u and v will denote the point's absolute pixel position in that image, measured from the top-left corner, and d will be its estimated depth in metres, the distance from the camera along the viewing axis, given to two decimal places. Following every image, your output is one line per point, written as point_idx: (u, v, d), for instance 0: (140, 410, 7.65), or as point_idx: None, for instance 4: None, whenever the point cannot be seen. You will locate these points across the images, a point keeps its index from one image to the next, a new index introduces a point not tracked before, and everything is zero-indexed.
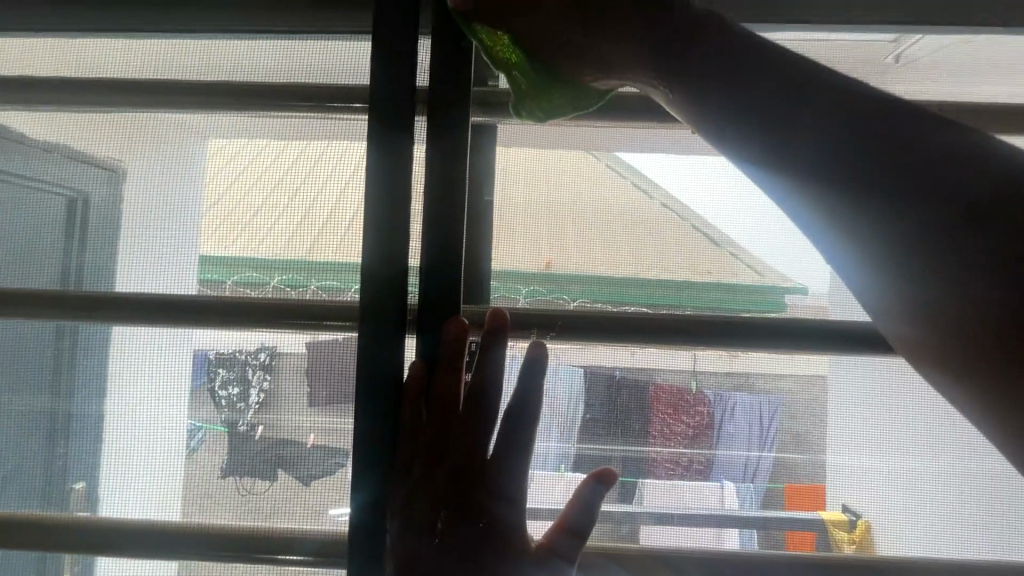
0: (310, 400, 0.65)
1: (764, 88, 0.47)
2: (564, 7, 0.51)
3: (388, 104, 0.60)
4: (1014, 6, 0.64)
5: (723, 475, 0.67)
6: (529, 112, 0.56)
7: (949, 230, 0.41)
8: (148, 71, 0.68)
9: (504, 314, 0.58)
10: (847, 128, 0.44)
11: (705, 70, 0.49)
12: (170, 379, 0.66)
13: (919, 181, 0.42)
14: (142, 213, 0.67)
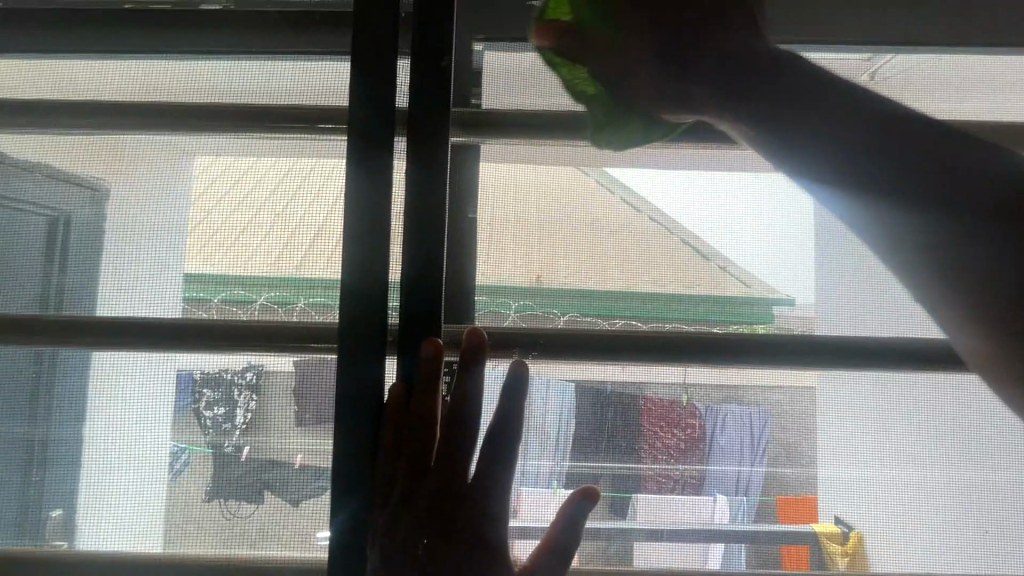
0: (298, 420, 0.64)
1: (772, 93, 0.56)
2: (635, 43, 0.56)
3: (365, 124, 0.61)
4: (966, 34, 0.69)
5: (715, 487, 0.67)
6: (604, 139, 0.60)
7: (978, 236, 0.50)
8: (138, 94, 0.68)
9: (480, 333, 0.59)
10: (870, 141, 0.53)
11: (720, 74, 0.57)
12: (154, 402, 0.65)
13: (940, 184, 0.52)
14: (126, 231, 0.66)
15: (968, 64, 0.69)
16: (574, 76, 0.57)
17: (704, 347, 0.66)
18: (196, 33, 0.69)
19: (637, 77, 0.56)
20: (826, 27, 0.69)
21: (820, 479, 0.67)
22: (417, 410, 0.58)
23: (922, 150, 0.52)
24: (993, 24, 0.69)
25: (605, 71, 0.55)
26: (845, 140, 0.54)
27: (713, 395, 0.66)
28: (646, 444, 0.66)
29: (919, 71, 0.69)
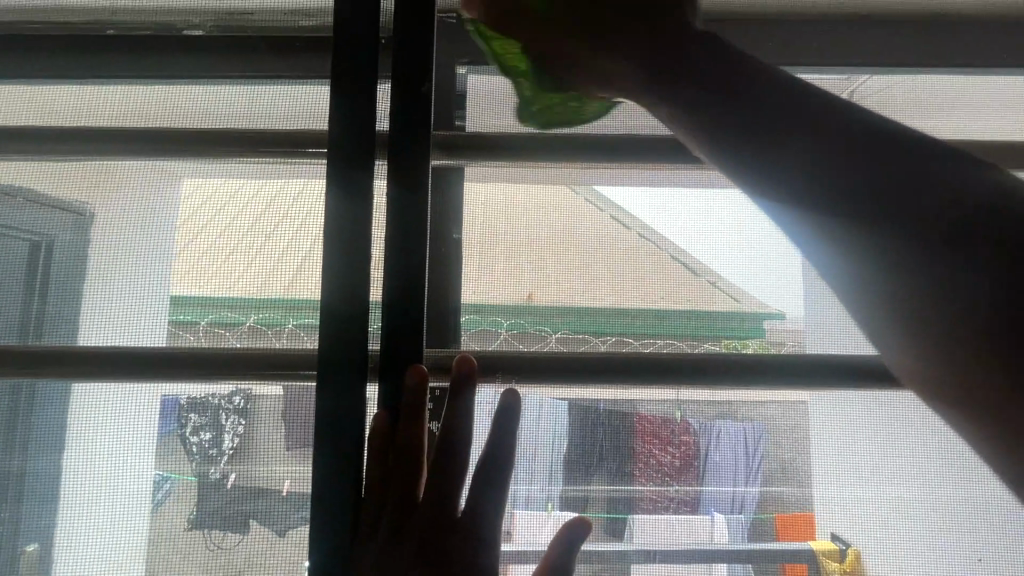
0: (288, 445, 0.63)
1: (777, 126, 0.58)
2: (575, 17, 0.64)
3: (347, 149, 0.62)
4: (935, 54, 0.71)
5: (712, 505, 0.66)
6: (529, 115, 0.69)
7: (938, 251, 0.52)
8: (122, 118, 0.68)
9: (470, 360, 0.61)
10: (860, 167, 0.56)
11: (708, 88, 0.61)
12: (137, 430, 0.64)
13: (900, 202, 0.54)
14: (109, 257, 0.65)
15: (940, 81, 0.71)
16: (505, 52, 0.66)
17: (696, 368, 0.66)
18: (181, 58, 0.69)
19: (563, 58, 0.64)
20: (803, 48, 0.71)
21: (816, 495, 0.66)
22: (406, 438, 0.59)
23: (890, 170, 0.55)
24: (958, 45, 0.72)
25: (535, 53, 0.64)
26: (835, 173, 0.56)
27: (706, 411, 0.66)
28: (641, 463, 0.66)
29: (894, 90, 0.71)
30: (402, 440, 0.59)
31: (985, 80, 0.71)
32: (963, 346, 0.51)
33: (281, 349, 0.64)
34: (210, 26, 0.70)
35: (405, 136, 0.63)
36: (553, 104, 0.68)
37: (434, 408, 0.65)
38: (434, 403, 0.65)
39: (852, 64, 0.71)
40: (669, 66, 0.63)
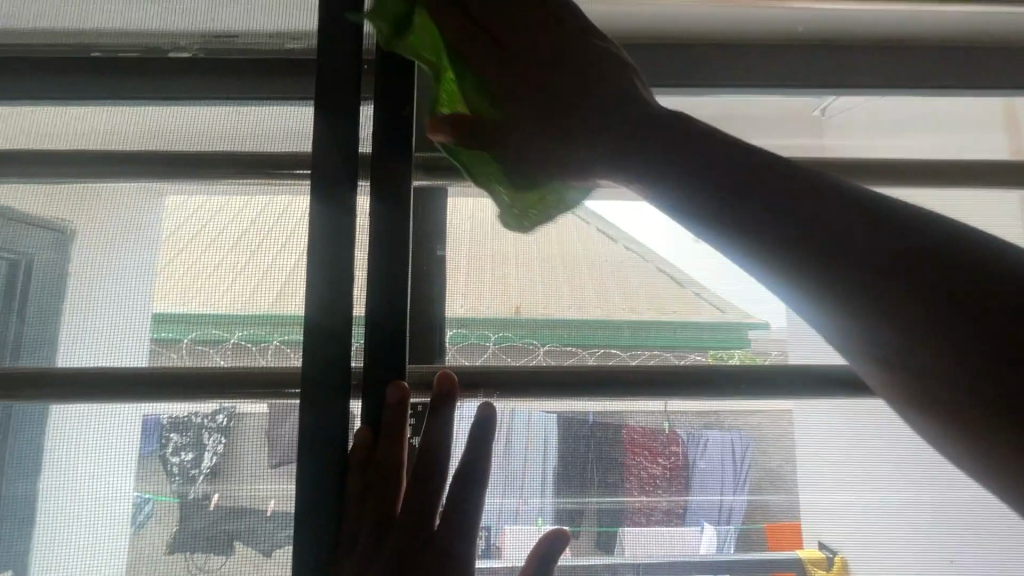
0: (273, 461, 0.62)
1: (702, 153, 0.51)
2: (534, 105, 0.53)
3: (327, 171, 0.62)
4: (901, 75, 0.75)
5: (701, 516, 0.66)
6: (520, 222, 0.57)
7: (871, 286, 0.45)
8: (103, 139, 0.68)
9: (450, 373, 0.61)
10: (733, 191, 0.50)
11: (614, 121, 0.53)
12: (117, 451, 0.62)
13: (813, 228, 0.47)
14: (90, 275, 0.64)
15: (895, 103, 0.76)
16: (469, 156, 0.55)
17: (682, 378, 0.66)
18: (165, 78, 0.69)
19: (528, 132, 0.53)
20: (776, 71, 0.75)
21: (802, 502, 0.67)
22: (386, 455, 0.59)
23: (774, 193, 0.49)
24: (918, 66, 0.76)
25: (508, 144, 0.53)
26: (785, 219, 0.48)
27: (694, 421, 0.66)
28: (630, 475, 0.65)
29: (860, 112, 0.76)
30: (382, 457, 0.59)
31: (939, 100, 0.76)
32: (979, 422, 0.43)
33: (267, 365, 0.64)
34: (197, 49, 0.70)
35: (389, 150, 0.64)
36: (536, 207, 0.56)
37: (416, 423, 0.64)
38: (416, 418, 0.64)
39: (818, 85, 0.75)
40: (611, 95, 0.53)
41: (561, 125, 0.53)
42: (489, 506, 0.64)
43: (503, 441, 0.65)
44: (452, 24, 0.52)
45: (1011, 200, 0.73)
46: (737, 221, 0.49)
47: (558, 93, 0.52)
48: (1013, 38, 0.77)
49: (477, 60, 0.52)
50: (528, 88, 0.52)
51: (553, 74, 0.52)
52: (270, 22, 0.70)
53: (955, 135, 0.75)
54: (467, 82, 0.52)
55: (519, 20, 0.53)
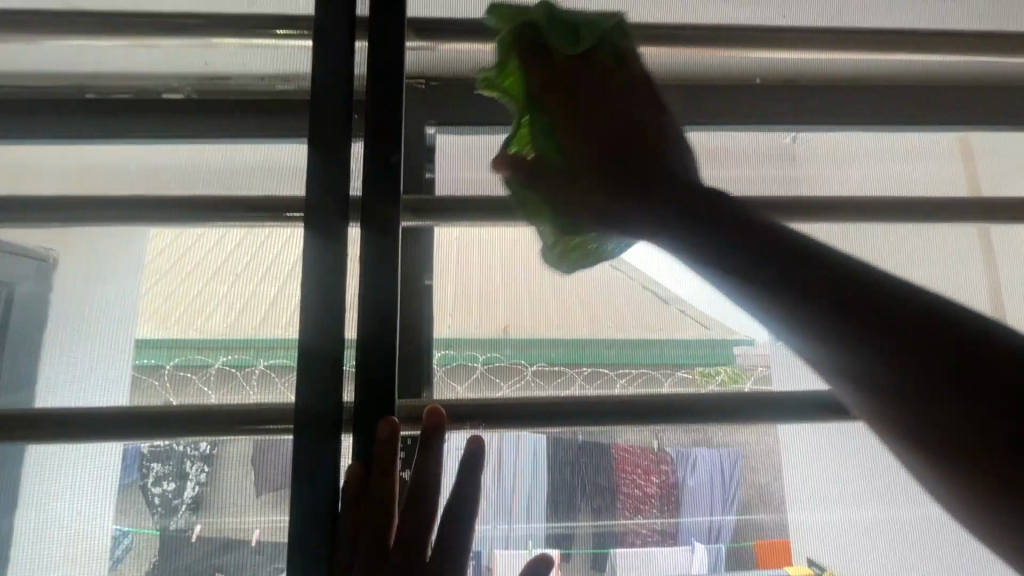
0: (258, 489, 0.61)
1: (734, 229, 0.50)
2: (594, 149, 0.56)
3: (318, 204, 0.63)
4: (866, 114, 0.79)
5: (692, 535, 0.65)
6: (568, 259, 0.61)
7: (891, 390, 0.44)
8: (89, 179, 0.68)
9: (439, 408, 0.59)
10: (764, 270, 0.48)
11: (632, 166, 0.56)
12: (96, 484, 0.60)
13: (844, 318, 0.46)
14: (72, 304, 0.63)
15: (864, 139, 0.78)
16: (526, 197, 0.59)
17: (666, 406, 0.65)
18: (155, 117, 0.70)
19: (556, 175, 0.57)
20: (751, 109, 0.79)
21: (792, 520, 0.67)
22: (378, 491, 0.57)
23: (796, 276, 0.47)
24: (876, 107, 0.79)
25: (565, 193, 0.57)
26: (821, 308, 0.46)
27: (682, 439, 0.66)
28: (621, 495, 0.65)
29: (835, 144, 0.78)
30: (373, 493, 0.57)
31: (901, 138, 0.79)
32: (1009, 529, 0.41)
33: (251, 392, 0.62)
34: (188, 90, 0.72)
35: (377, 189, 0.63)
36: (575, 248, 0.60)
37: (406, 457, 0.64)
38: (406, 452, 0.64)
39: (788, 122, 0.79)
40: (632, 154, 0.56)
41: (610, 170, 0.56)
42: (479, 532, 0.63)
43: (495, 464, 0.64)
44: (538, 75, 0.57)
45: (969, 238, 0.76)
46: (761, 289, 0.48)
47: (603, 153, 0.56)
48: (959, 85, 0.82)
49: (551, 111, 0.56)
50: (581, 150, 0.56)
51: (600, 132, 0.57)
52: (260, 66, 0.72)
53: (919, 171, 0.78)
54: (549, 140, 0.56)
55: (592, 86, 0.57)
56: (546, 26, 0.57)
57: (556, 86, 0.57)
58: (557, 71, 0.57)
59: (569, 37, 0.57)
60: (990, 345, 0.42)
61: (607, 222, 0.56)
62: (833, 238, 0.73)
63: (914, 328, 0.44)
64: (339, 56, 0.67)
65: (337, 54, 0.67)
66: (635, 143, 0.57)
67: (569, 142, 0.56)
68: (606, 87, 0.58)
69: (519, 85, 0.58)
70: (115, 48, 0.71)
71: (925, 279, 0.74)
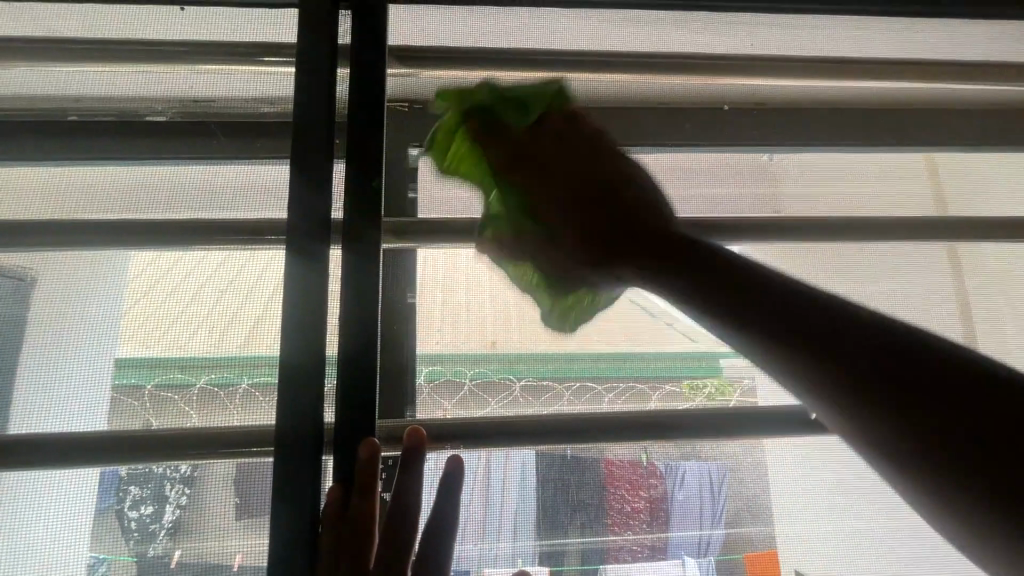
0: (241, 511, 0.59)
1: (651, 247, 0.54)
2: (562, 219, 0.57)
3: (299, 230, 0.60)
4: (834, 137, 0.82)
5: (681, 548, 0.65)
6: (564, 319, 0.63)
7: (831, 381, 0.46)
8: (68, 198, 0.66)
9: (419, 428, 0.60)
10: (680, 283, 0.53)
11: (553, 175, 0.56)
12: (72, 509, 0.58)
13: (799, 333, 0.48)
14: (49, 323, 0.62)
15: (838, 160, 0.81)
16: (523, 273, 0.62)
17: (653, 421, 0.65)
18: (137, 141, 0.69)
19: (554, 242, 0.57)
20: (727, 132, 0.81)
21: (778, 532, 0.67)
22: (357, 511, 0.56)
23: (760, 297, 0.50)
24: (848, 129, 0.83)
25: (550, 263, 0.58)
26: (819, 344, 0.47)
27: (670, 452, 0.66)
28: (612, 511, 0.65)
29: (808, 163, 0.80)
30: (352, 514, 0.56)
31: (871, 158, 0.82)
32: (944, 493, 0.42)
33: (234, 411, 0.61)
34: (172, 112, 0.71)
35: (359, 212, 0.63)
36: (569, 309, 0.62)
37: (387, 477, 0.63)
38: (386, 472, 0.63)
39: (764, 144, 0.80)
40: (614, 216, 0.56)
41: (590, 242, 0.57)
42: (467, 551, 0.62)
43: (483, 480, 0.64)
44: (501, 160, 0.56)
45: (939, 254, 0.79)
46: (699, 311, 0.52)
47: (582, 212, 0.56)
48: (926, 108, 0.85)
49: (524, 181, 0.56)
50: (562, 212, 0.57)
51: (571, 200, 0.56)
52: (244, 89, 0.71)
53: (890, 189, 0.81)
54: (518, 207, 0.57)
55: (548, 151, 0.56)
56: (505, 109, 0.56)
57: (518, 158, 0.56)
58: (517, 146, 0.56)
59: (517, 112, 0.56)
60: (936, 354, 0.44)
61: (603, 285, 0.59)
62: (807, 255, 0.76)
63: (815, 331, 0.47)
64: (321, 72, 0.64)
65: (319, 71, 0.65)
66: (599, 201, 0.56)
67: (546, 209, 0.57)
68: (568, 146, 0.57)
69: (471, 164, 0.58)
70: (103, 74, 0.71)
71: (897, 293, 0.77)
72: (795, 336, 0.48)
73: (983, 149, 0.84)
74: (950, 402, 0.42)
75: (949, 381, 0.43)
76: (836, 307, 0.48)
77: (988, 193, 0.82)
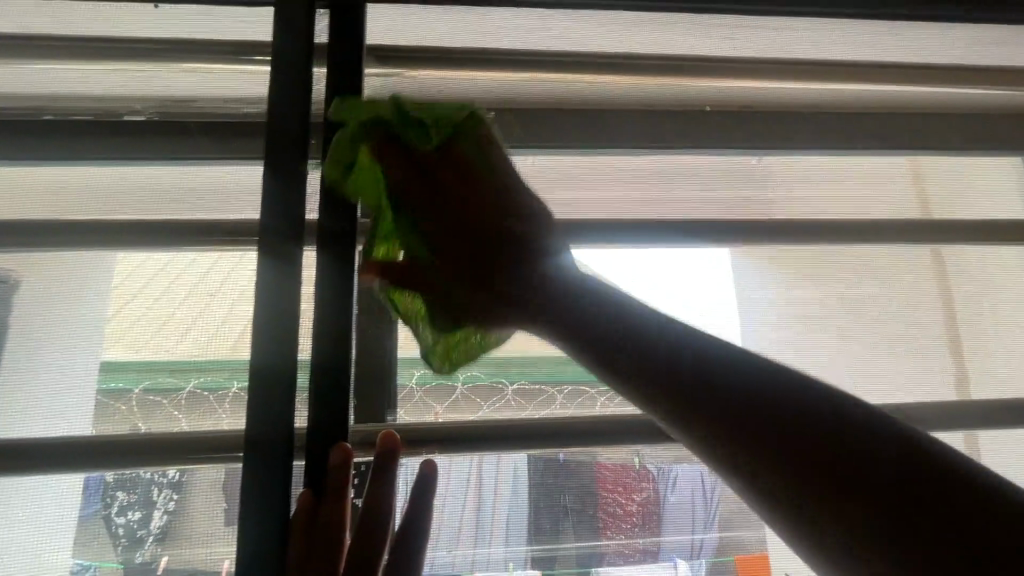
0: (228, 519, 0.58)
1: (556, 301, 0.54)
2: (451, 258, 0.56)
3: (274, 233, 0.59)
4: (826, 139, 0.81)
5: (673, 553, 0.65)
6: (439, 364, 0.58)
7: (711, 443, 0.47)
8: (56, 199, 0.65)
9: (393, 432, 0.60)
10: (583, 337, 0.53)
11: (463, 231, 0.57)
12: (57, 515, 0.57)
13: (711, 399, 0.47)
14: (34, 327, 0.61)
15: (827, 163, 0.82)
16: (405, 304, 0.58)
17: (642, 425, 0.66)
18: (125, 140, 0.67)
19: (437, 270, 0.56)
20: (721, 130, 0.80)
21: (769, 534, 0.67)
22: (328, 515, 0.55)
23: (658, 357, 0.50)
24: (837, 130, 0.82)
25: (433, 299, 0.56)
26: (708, 404, 0.47)
27: (663, 456, 0.67)
28: (604, 515, 0.65)
29: (797, 165, 0.81)
30: (323, 518, 0.55)
31: (860, 160, 0.82)
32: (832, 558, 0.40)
33: (225, 414, 0.60)
34: (153, 113, 0.69)
35: (336, 214, 0.62)
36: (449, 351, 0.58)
37: (359, 483, 0.63)
38: (360, 477, 0.63)
39: (753, 145, 0.80)
40: (504, 261, 0.56)
41: (478, 287, 0.56)
42: (459, 556, 0.62)
43: (475, 485, 0.63)
44: (401, 184, 0.55)
45: (923, 258, 0.80)
46: (603, 366, 0.52)
47: (467, 263, 0.56)
48: (917, 110, 0.85)
49: (411, 206, 0.56)
50: (447, 257, 0.56)
51: (455, 249, 0.56)
52: (234, 90, 0.71)
53: (876, 193, 0.81)
54: (403, 231, 0.56)
55: (447, 189, 0.56)
56: (400, 122, 0.56)
57: (411, 175, 0.56)
58: (415, 166, 0.56)
59: (422, 136, 0.57)
60: (851, 431, 0.43)
61: (495, 323, 0.56)
62: (793, 259, 0.77)
63: (724, 397, 0.47)
64: (298, 74, 0.65)
65: (298, 74, 0.65)
66: (485, 253, 0.57)
67: (439, 241, 0.56)
68: (471, 188, 0.57)
69: (371, 181, 0.57)
70: (90, 73, 0.70)
71: (884, 297, 0.78)
72: (726, 436, 0.46)
73: (969, 152, 0.85)
74: (886, 508, 0.39)
75: (856, 454, 0.42)
76: (769, 404, 0.45)
77: (973, 197, 0.84)
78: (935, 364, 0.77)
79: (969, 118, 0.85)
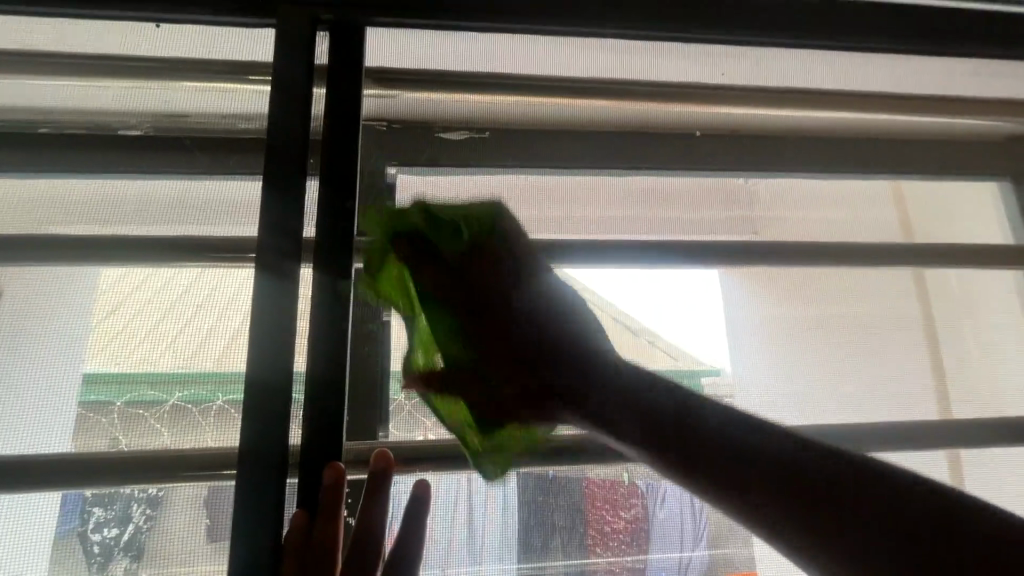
0: (209, 536, 0.56)
1: (591, 394, 0.62)
2: (480, 361, 0.62)
3: (273, 252, 0.60)
4: (808, 166, 0.84)
5: (661, 570, 0.65)
6: (493, 471, 0.62)
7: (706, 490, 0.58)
8: (43, 212, 0.65)
9: (387, 452, 0.61)
10: (650, 433, 0.60)
11: (518, 353, 0.64)
12: (32, 534, 0.56)
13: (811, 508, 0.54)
14: (17, 336, 0.60)
15: (814, 187, 0.84)
16: (453, 417, 0.62)
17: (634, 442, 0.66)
18: (120, 155, 0.68)
19: (480, 390, 0.62)
20: (709, 157, 0.82)
21: (758, 553, 0.67)
22: (323, 535, 0.55)
23: (770, 473, 0.56)
24: (821, 156, 0.85)
25: (483, 412, 0.61)
26: (778, 509, 0.55)
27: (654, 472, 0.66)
28: (591, 531, 0.65)
29: (784, 188, 0.83)
30: (318, 537, 0.55)
31: (845, 186, 0.85)
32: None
33: (207, 426, 0.59)
34: (149, 128, 0.70)
35: (333, 231, 0.62)
36: (504, 449, 0.62)
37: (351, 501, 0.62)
38: (353, 496, 0.62)
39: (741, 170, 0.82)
40: (518, 365, 0.64)
41: (520, 395, 0.63)
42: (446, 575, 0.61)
43: (464, 502, 0.63)
44: (439, 287, 0.62)
45: (910, 281, 0.81)
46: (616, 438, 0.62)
47: (510, 373, 0.63)
48: (898, 137, 0.88)
49: (445, 314, 0.62)
50: (512, 365, 0.64)
51: (521, 352, 0.65)
52: (224, 107, 0.71)
53: (858, 219, 0.83)
54: (440, 341, 0.61)
55: (481, 302, 0.64)
56: (429, 228, 0.63)
57: (434, 275, 0.62)
58: (401, 256, 0.62)
59: (433, 224, 0.63)
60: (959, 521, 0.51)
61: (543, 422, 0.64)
62: (785, 279, 0.78)
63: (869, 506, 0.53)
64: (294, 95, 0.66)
65: (294, 98, 0.66)
66: (519, 371, 0.63)
67: (449, 346, 0.62)
68: (505, 288, 0.65)
69: (385, 278, 0.62)
70: (85, 87, 0.70)
71: (870, 318, 0.79)
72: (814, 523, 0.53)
73: (946, 178, 0.88)
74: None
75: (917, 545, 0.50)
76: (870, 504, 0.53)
77: (954, 221, 0.86)
78: (917, 384, 0.78)
79: (945, 147, 0.89)
